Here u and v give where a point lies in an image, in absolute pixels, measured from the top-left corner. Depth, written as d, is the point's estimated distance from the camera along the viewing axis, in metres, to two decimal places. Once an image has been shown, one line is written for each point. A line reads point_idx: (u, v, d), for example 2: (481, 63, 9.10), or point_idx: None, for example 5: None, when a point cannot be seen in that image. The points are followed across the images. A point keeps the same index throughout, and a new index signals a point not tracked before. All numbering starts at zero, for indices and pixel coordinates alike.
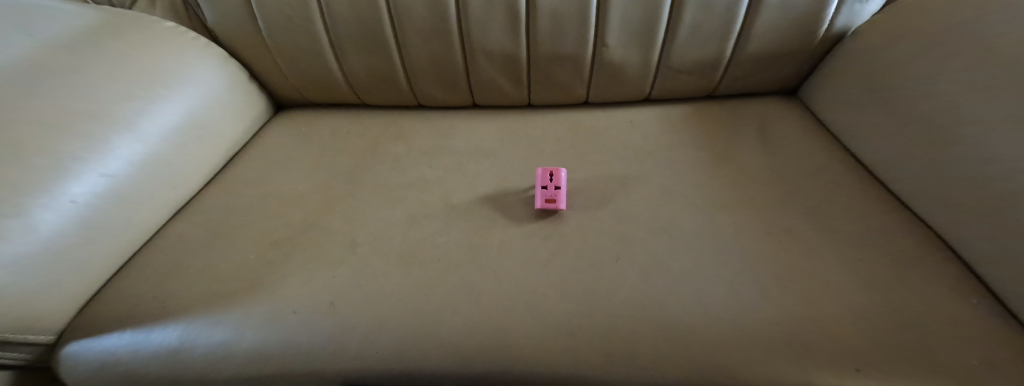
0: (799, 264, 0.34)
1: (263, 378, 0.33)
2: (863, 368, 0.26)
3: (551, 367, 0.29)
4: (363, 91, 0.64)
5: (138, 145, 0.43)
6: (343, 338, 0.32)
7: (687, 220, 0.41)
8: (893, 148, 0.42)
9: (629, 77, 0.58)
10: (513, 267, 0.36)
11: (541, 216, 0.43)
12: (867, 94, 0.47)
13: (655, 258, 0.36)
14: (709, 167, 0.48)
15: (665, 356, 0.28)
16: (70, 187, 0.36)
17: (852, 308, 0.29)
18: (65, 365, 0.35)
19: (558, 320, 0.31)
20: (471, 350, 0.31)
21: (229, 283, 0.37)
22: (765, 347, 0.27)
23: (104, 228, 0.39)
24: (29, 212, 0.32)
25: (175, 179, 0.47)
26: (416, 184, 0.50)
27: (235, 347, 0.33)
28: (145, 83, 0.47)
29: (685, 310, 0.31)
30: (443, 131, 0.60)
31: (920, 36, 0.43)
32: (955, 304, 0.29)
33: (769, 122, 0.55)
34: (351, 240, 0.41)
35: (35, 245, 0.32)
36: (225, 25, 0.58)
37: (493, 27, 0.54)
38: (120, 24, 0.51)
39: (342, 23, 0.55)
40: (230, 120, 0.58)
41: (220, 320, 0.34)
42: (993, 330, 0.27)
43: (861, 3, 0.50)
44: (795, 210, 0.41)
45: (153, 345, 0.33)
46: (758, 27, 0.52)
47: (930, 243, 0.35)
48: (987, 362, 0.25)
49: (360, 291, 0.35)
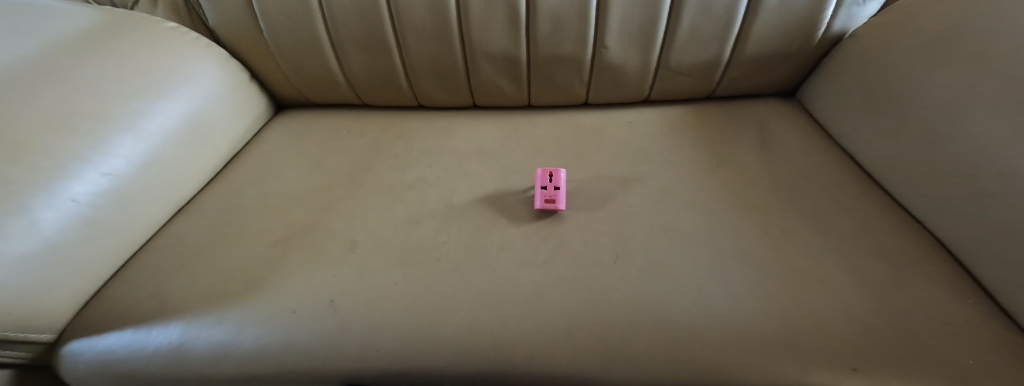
0: (789, 265, 0.35)
1: (256, 376, 0.35)
2: (859, 367, 0.27)
3: (548, 367, 0.31)
4: (364, 91, 0.65)
5: (138, 145, 0.46)
6: (343, 336, 0.34)
7: (681, 222, 0.42)
8: (891, 150, 0.43)
9: (630, 79, 0.60)
10: (511, 267, 0.39)
11: (540, 216, 0.45)
12: (865, 98, 0.48)
13: (646, 260, 0.38)
14: (705, 168, 0.49)
15: (658, 355, 0.30)
16: (71, 187, 0.38)
17: (849, 308, 0.31)
18: (66, 362, 0.37)
19: (557, 319, 0.33)
20: (469, 351, 0.33)
21: (232, 283, 0.39)
22: (761, 347, 0.29)
23: (105, 226, 0.41)
24: (32, 211, 0.35)
25: (174, 178, 0.50)
26: (416, 184, 0.52)
27: (232, 346, 0.35)
28: (144, 83, 0.49)
29: (678, 311, 0.32)
30: (445, 131, 0.62)
31: (916, 42, 0.44)
32: (950, 304, 0.30)
33: (767, 123, 0.57)
34: (350, 240, 0.43)
35: (37, 242, 0.35)
36: (226, 26, 0.59)
37: (495, 27, 0.55)
38: (121, 24, 0.53)
39: (343, 25, 0.56)
40: (230, 120, 0.60)
41: (219, 320, 0.36)
42: (991, 330, 0.28)
43: (859, 5, 0.51)
44: (789, 211, 0.42)
45: (153, 344, 0.35)
46: (757, 29, 0.53)
47: (928, 245, 0.36)
48: (980, 362, 0.26)
49: (363, 290, 0.37)
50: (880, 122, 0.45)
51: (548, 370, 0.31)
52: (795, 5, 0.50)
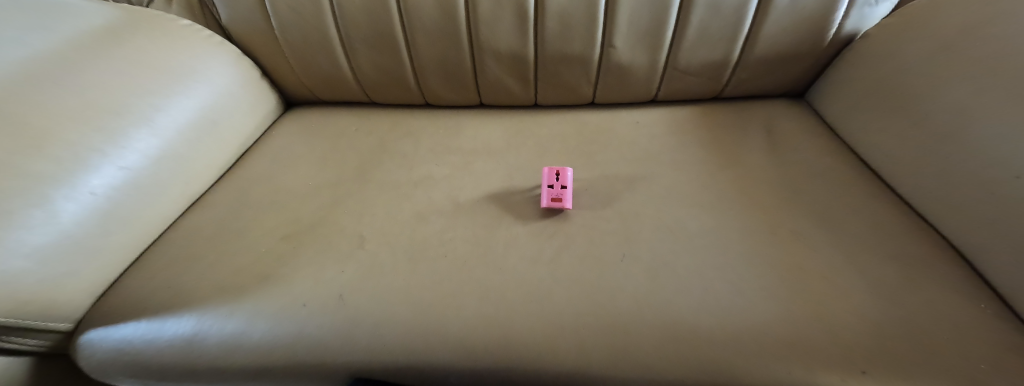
0: (795, 266, 0.35)
1: (266, 368, 0.36)
2: (868, 370, 0.27)
3: (553, 363, 0.31)
4: (372, 90, 0.66)
5: (154, 139, 0.47)
6: (351, 331, 0.35)
7: (687, 222, 0.42)
8: (901, 152, 0.43)
9: (637, 79, 0.60)
10: (516, 265, 0.39)
11: (546, 215, 0.45)
12: (875, 100, 0.48)
13: (651, 260, 0.38)
14: (711, 169, 0.49)
15: (664, 355, 0.30)
16: (90, 179, 0.40)
17: (856, 310, 0.30)
18: (82, 351, 0.38)
19: (562, 318, 0.33)
20: (475, 346, 0.33)
21: (243, 276, 0.40)
22: (766, 348, 0.29)
23: (121, 218, 0.42)
24: (52, 203, 0.36)
25: (188, 172, 0.51)
26: (423, 181, 0.52)
27: (244, 337, 0.36)
28: (159, 79, 0.50)
29: (685, 309, 0.32)
30: (452, 130, 0.62)
31: (929, 42, 0.43)
32: (960, 307, 0.30)
33: (775, 125, 0.56)
34: (359, 236, 0.44)
35: (56, 233, 0.36)
36: (239, 24, 0.60)
37: (502, 26, 0.55)
38: (135, 20, 0.54)
39: (353, 23, 0.57)
40: (242, 115, 0.61)
41: (231, 312, 0.37)
42: (1003, 334, 0.28)
43: (871, 6, 0.51)
44: (796, 212, 0.42)
45: (167, 334, 0.36)
46: (767, 28, 0.52)
47: (939, 249, 0.36)
48: (994, 366, 0.25)
49: (371, 285, 0.38)
50: (890, 124, 0.45)
51: (553, 366, 0.31)
52: (807, 3, 0.50)
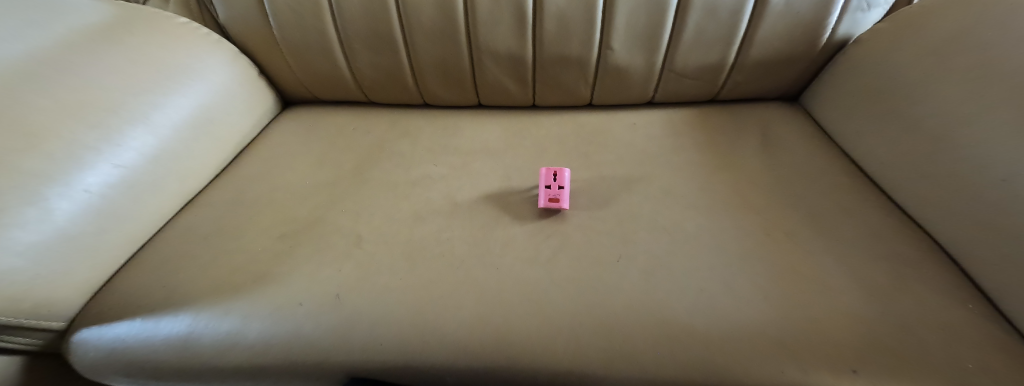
0: (789, 266, 0.36)
1: (262, 367, 0.35)
2: (859, 369, 0.27)
3: (549, 362, 0.32)
4: (370, 89, 0.66)
5: (150, 137, 0.47)
6: (348, 330, 0.35)
7: (684, 222, 0.43)
8: (892, 155, 0.43)
9: (634, 80, 0.60)
10: (514, 264, 0.39)
11: (544, 215, 0.45)
12: (867, 103, 0.49)
13: (648, 260, 0.38)
14: (708, 171, 0.50)
15: (659, 355, 0.30)
16: (85, 177, 0.39)
17: (848, 311, 0.31)
18: (75, 350, 0.38)
19: (558, 318, 0.33)
20: (472, 345, 0.33)
21: (240, 275, 0.40)
22: (760, 347, 0.29)
23: (117, 216, 0.42)
24: (47, 201, 0.36)
25: (185, 170, 0.51)
26: (421, 181, 0.52)
27: (240, 335, 0.35)
28: (155, 77, 0.50)
29: (681, 310, 0.33)
30: (450, 130, 0.62)
31: (919, 48, 0.44)
32: (949, 308, 0.30)
33: (770, 127, 0.57)
34: (357, 235, 0.44)
35: (49, 231, 0.36)
36: (236, 22, 0.60)
37: (501, 27, 0.55)
38: (134, 18, 0.54)
39: (352, 23, 0.57)
40: (240, 114, 0.61)
41: (228, 310, 0.36)
42: (991, 335, 0.28)
43: (864, 11, 0.52)
44: (790, 213, 0.42)
45: (162, 333, 0.36)
46: (763, 32, 0.53)
47: (930, 251, 0.36)
48: (982, 365, 0.26)
49: (369, 284, 0.38)
50: (881, 127, 0.46)
51: (549, 366, 0.31)
52: (802, 7, 0.50)
